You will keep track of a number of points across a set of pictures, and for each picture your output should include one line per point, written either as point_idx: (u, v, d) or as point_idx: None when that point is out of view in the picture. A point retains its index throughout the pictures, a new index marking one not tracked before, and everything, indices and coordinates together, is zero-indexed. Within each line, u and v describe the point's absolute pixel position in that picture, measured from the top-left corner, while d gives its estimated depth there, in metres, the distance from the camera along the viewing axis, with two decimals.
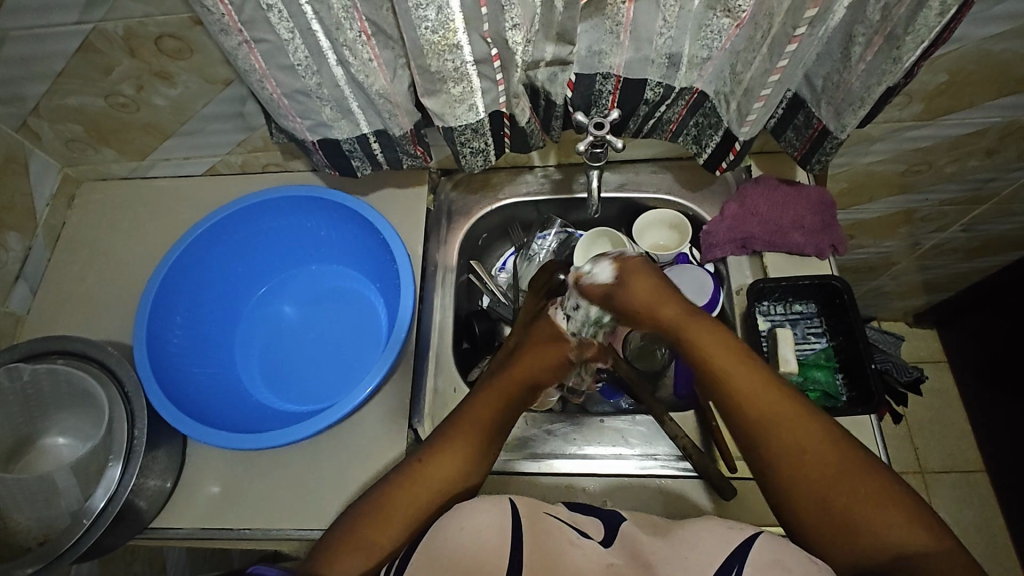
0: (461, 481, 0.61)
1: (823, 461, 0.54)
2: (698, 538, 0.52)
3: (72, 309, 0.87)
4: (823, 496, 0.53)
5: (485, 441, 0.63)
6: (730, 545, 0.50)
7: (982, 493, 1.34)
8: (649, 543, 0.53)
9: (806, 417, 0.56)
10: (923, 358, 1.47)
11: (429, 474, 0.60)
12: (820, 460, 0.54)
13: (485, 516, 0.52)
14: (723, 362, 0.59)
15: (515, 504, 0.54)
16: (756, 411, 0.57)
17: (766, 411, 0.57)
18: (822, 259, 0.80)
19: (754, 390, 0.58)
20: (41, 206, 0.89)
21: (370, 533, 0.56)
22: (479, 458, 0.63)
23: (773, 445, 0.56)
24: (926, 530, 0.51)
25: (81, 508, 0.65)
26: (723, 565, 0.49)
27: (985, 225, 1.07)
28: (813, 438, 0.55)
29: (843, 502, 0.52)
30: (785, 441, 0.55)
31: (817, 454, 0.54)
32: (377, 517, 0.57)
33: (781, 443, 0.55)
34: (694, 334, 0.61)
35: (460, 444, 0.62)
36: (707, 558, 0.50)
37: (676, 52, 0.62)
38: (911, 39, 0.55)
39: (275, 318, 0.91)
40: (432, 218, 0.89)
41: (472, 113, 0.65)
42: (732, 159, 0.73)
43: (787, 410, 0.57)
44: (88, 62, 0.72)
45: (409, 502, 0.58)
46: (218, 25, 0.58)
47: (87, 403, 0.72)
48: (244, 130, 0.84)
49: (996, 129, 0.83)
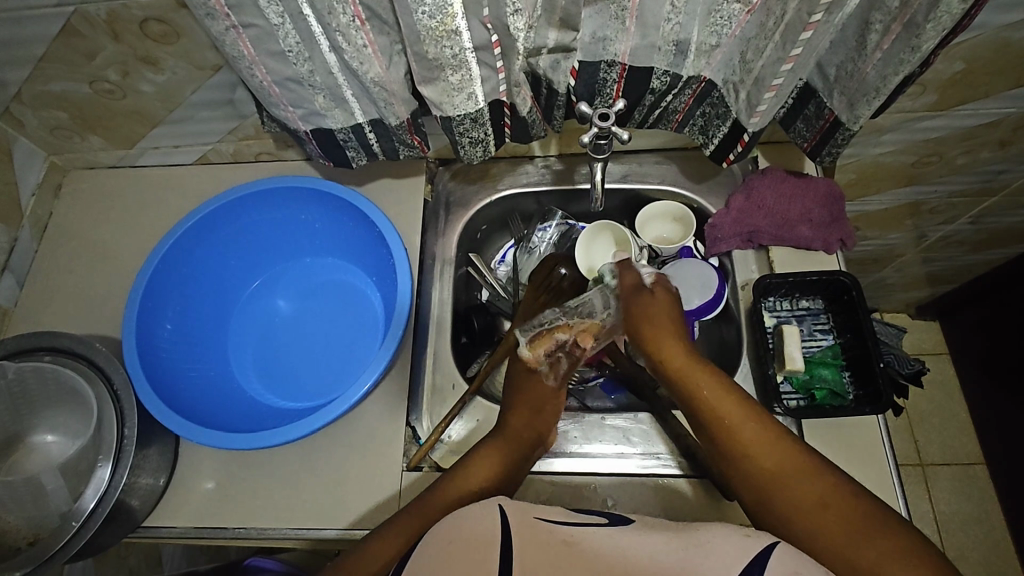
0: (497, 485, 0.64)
1: (836, 516, 0.52)
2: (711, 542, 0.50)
3: (60, 301, 0.85)
4: (839, 548, 0.50)
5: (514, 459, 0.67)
6: (747, 554, 0.48)
7: (981, 486, 1.34)
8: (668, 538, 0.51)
9: (820, 471, 0.55)
10: (924, 350, 1.46)
11: (462, 482, 0.63)
12: (838, 515, 0.52)
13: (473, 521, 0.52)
14: (724, 411, 0.60)
15: (504, 509, 0.53)
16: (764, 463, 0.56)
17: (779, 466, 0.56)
18: (830, 254, 0.78)
19: (762, 443, 0.58)
20: (26, 195, 0.87)
21: (383, 542, 0.58)
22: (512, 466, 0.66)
23: (785, 499, 0.54)
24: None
25: (69, 510, 0.63)
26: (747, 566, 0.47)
27: (994, 217, 1.05)
28: (827, 494, 0.53)
29: (867, 559, 0.48)
30: (798, 495, 0.54)
31: (834, 512, 0.52)
32: (386, 533, 0.59)
33: (793, 500, 0.54)
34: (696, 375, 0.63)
35: (492, 457, 0.66)
36: (729, 559, 0.48)
37: (685, 38, 0.59)
38: (932, 27, 0.53)
39: (269, 312, 0.89)
40: (430, 210, 0.86)
41: (471, 102, 0.63)
42: (740, 151, 0.70)
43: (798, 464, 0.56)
44: (70, 46, 0.70)
45: (420, 518, 0.59)
46: (203, 9, 0.55)
47: (75, 402, 0.70)
48: (234, 117, 0.82)
49: (1011, 120, 0.81)
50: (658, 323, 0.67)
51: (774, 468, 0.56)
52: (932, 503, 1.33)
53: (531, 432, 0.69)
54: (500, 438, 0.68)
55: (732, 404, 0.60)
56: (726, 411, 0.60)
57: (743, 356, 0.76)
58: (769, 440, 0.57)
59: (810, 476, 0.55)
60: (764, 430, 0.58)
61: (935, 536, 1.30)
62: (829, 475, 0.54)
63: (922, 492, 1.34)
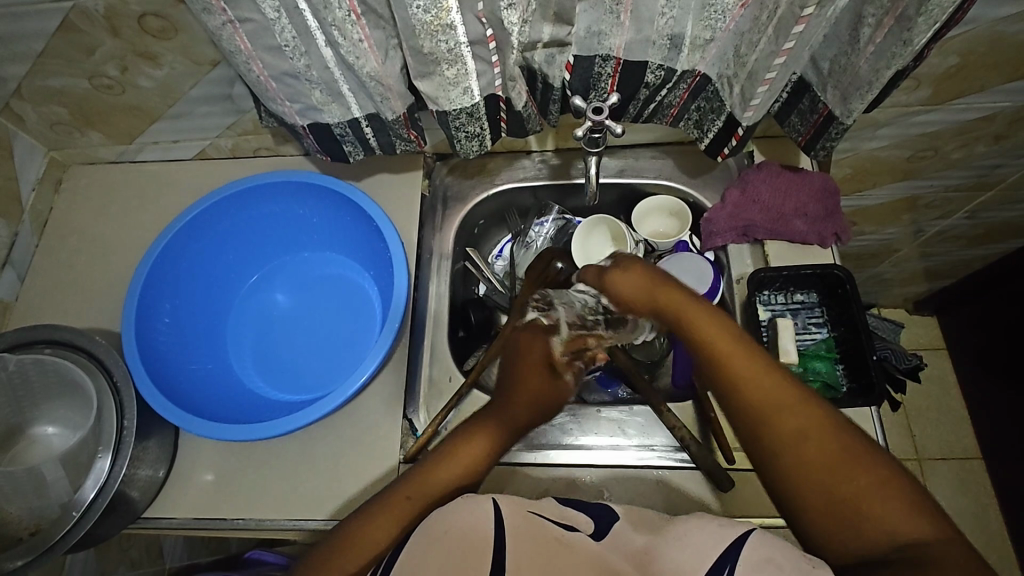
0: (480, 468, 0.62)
1: (823, 448, 0.49)
2: (687, 535, 0.51)
3: (61, 295, 0.86)
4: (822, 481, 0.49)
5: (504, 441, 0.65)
6: (721, 545, 0.49)
7: (978, 479, 1.34)
8: (643, 543, 0.52)
9: (808, 398, 0.52)
10: (922, 345, 1.46)
11: (445, 458, 0.60)
12: (823, 447, 0.50)
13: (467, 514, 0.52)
14: (712, 340, 0.57)
15: (497, 502, 0.53)
16: (755, 393, 0.53)
17: (769, 398, 0.53)
18: (824, 248, 0.78)
19: (753, 372, 0.54)
20: (27, 190, 0.87)
21: (376, 527, 0.56)
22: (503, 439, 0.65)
23: (769, 426, 0.52)
24: (932, 519, 0.46)
25: (70, 500, 0.64)
26: (713, 567, 0.48)
27: (990, 211, 1.05)
28: (812, 424, 0.51)
29: (847, 491, 0.48)
30: (784, 425, 0.51)
31: (817, 442, 0.50)
32: (378, 516, 0.56)
33: (778, 430, 0.51)
34: (685, 306, 0.60)
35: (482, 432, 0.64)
36: (700, 558, 0.49)
37: (679, 32, 0.59)
38: (923, 20, 0.53)
39: (268, 306, 0.90)
40: (427, 205, 0.87)
41: (466, 97, 0.63)
42: (735, 145, 0.71)
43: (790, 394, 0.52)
44: (69, 42, 0.70)
45: (415, 501, 0.57)
46: (200, 4, 0.55)
47: (76, 395, 0.71)
48: (233, 112, 0.82)
49: (1006, 114, 0.81)
50: (640, 268, 0.64)
51: (761, 397, 0.53)
52: None
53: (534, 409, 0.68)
54: (494, 415, 0.66)
55: (721, 333, 0.57)
56: (717, 343, 0.56)
57: None
58: (757, 369, 0.54)
59: (797, 405, 0.52)
60: (756, 359, 0.55)
61: None
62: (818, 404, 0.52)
63: None
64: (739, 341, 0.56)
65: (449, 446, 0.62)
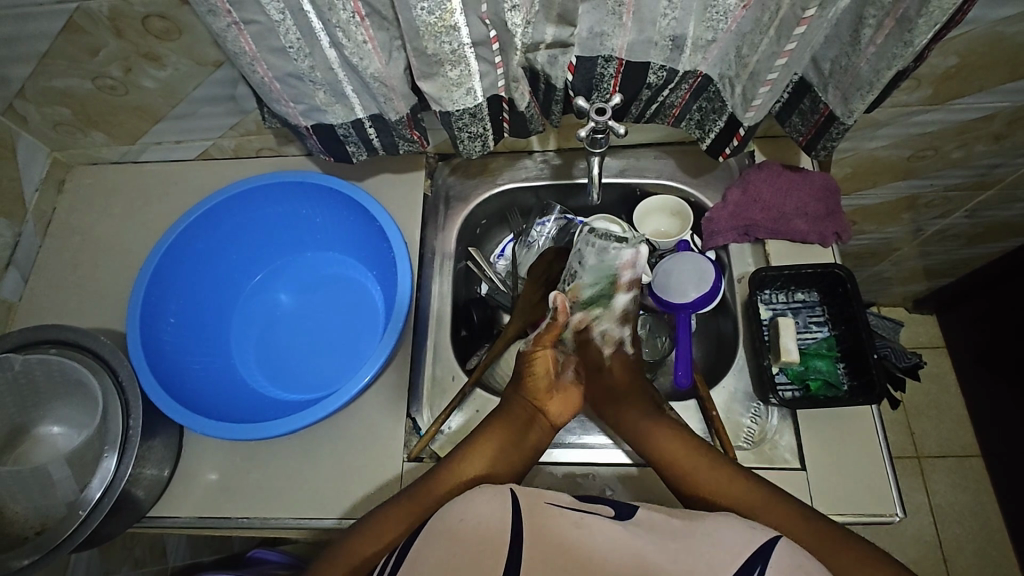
0: (498, 468, 0.64)
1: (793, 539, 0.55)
2: (717, 532, 0.52)
3: (64, 295, 0.86)
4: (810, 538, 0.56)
5: (514, 441, 0.67)
6: (751, 545, 0.50)
7: (976, 477, 1.35)
8: (657, 533, 0.53)
9: (776, 501, 0.58)
10: (921, 344, 1.47)
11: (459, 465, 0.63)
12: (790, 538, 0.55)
13: (482, 508, 0.52)
14: (681, 457, 0.64)
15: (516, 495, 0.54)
16: (729, 499, 0.60)
17: (738, 497, 0.60)
18: (825, 247, 0.78)
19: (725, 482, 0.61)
20: (30, 191, 0.87)
21: (388, 524, 0.60)
22: (517, 443, 0.67)
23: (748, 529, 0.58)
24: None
25: (77, 499, 0.64)
26: (744, 566, 0.48)
27: (989, 210, 1.06)
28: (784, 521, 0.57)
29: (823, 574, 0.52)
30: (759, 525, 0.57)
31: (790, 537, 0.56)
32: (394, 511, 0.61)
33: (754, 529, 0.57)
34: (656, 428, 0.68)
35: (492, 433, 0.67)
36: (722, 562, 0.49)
37: (681, 33, 0.60)
38: (924, 22, 0.53)
39: (271, 305, 0.90)
40: (430, 204, 0.87)
41: (470, 97, 0.63)
42: (736, 145, 0.71)
43: (764, 496, 0.59)
44: (74, 43, 0.70)
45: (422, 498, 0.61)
46: (205, 5, 0.56)
47: (80, 394, 0.71)
48: (236, 113, 0.82)
49: (1005, 114, 0.81)
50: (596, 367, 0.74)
51: (731, 504, 0.60)
52: (929, 494, 1.34)
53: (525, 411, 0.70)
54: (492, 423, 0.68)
55: (691, 449, 0.65)
56: (685, 459, 0.64)
57: (739, 350, 0.77)
58: (724, 478, 0.61)
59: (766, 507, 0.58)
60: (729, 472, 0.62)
61: (931, 527, 1.31)
62: (787, 503, 0.58)
63: (918, 484, 1.35)
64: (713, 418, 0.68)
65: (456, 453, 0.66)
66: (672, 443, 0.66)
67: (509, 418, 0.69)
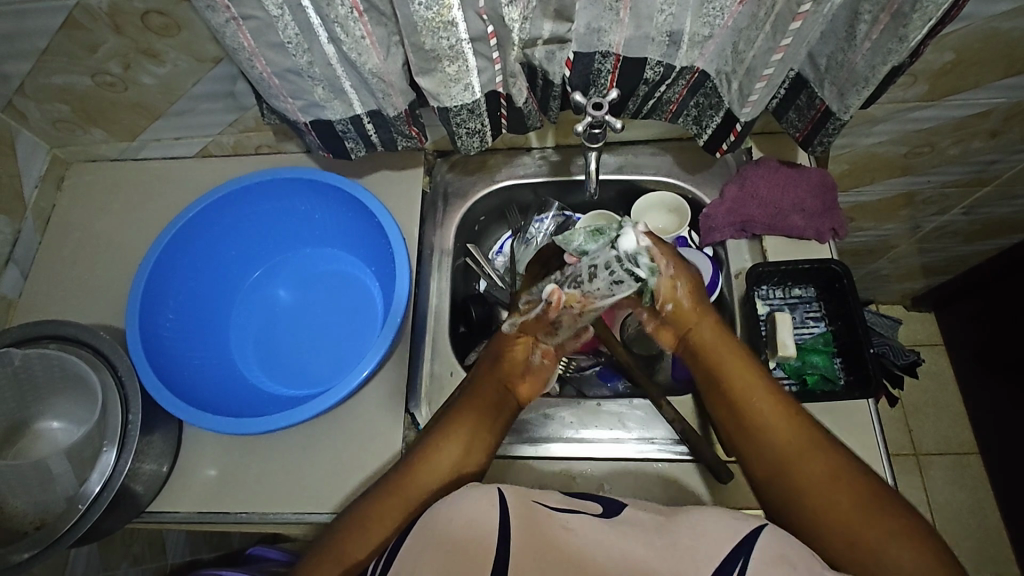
0: (473, 452, 0.65)
1: (835, 494, 0.55)
2: (703, 524, 0.52)
3: (64, 292, 0.86)
4: (823, 504, 0.55)
5: (489, 421, 0.67)
6: (735, 538, 0.51)
7: (974, 474, 1.35)
8: (652, 526, 0.53)
9: (826, 449, 0.58)
10: (920, 341, 1.47)
11: (441, 453, 0.64)
12: (831, 490, 0.55)
13: (470, 507, 0.52)
14: (740, 387, 0.63)
15: (502, 493, 0.54)
16: (780, 440, 0.59)
17: (785, 441, 0.59)
18: (822, 243, 0.79)
19: (778, 416, 0.60)
20: (30, 187, 0.88)
21: (378, 515, 0.60)
22: (492, 424, 0.67)
23: (794, 474, 0.57)
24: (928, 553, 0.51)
25: (76, 493, 0.64)
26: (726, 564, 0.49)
27: (986, 207, 1.06)
28: (837, 469, 0.57)
29: (862, 536, 0.53)
30: (806, 471, 0.57)
31: (839, 487, 0.55)
32: (385, 500, 0.61)
33: (803, 475, 0.57)
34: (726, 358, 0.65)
35: (475, 413, 0.67)
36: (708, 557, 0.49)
37: (677, 29, 0.60)
38: (918, 17, 0.54)
39: (270, 301, 0.90)
40: (428, 200, 0.88)
41: (467, 93, 0.64)
42: (733, 140, 0.72)
43: (813, 441, 0.59)
44: (73, 39, 0.71)
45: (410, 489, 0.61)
46: (204, 1, 0.56)
47: (79, 388, 0.71)
48: (236, 109, 0.83)
49: (1001, 110, 0.82)
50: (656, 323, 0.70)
51: (784, 445, 0.59)
52: (926, 492, 1.35)
53: (497, 392, 0.69)
54: (469, 403, 0.68)
55: (750, 382, 0.63)
56: (745, 391, 0.62)
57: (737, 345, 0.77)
58: (778, 417, 0.60)
59: (812, 455, 0.58)
60: (786, 412, 0.61)
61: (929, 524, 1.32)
62: (833, 454, 0.58)
63: (916, 481, 1.35)
64: (736, 347, 0.66)
65: (434, 440, 0.65)
66: (737, 374, 0.63)
67: (485, 397, 0.68)
